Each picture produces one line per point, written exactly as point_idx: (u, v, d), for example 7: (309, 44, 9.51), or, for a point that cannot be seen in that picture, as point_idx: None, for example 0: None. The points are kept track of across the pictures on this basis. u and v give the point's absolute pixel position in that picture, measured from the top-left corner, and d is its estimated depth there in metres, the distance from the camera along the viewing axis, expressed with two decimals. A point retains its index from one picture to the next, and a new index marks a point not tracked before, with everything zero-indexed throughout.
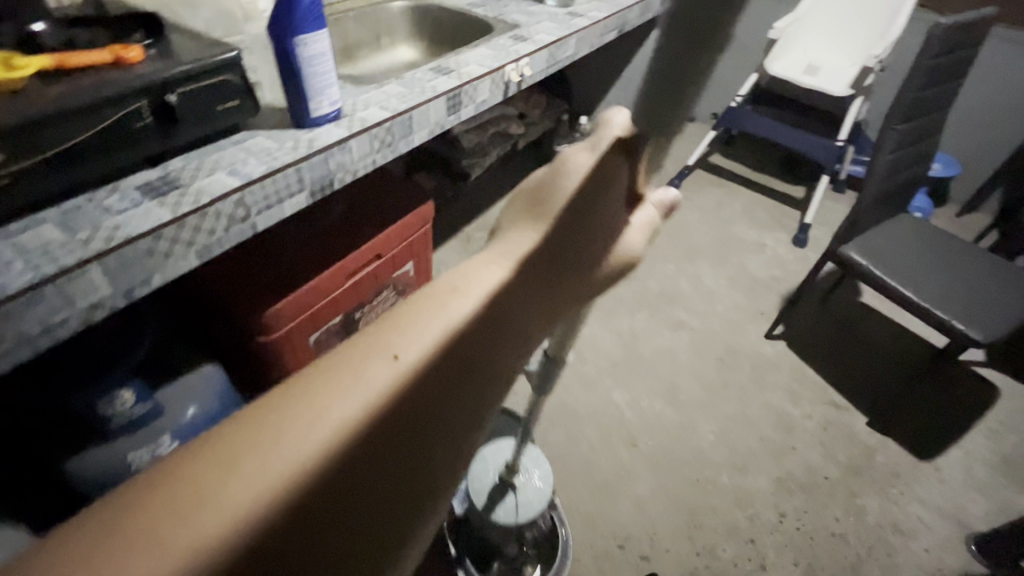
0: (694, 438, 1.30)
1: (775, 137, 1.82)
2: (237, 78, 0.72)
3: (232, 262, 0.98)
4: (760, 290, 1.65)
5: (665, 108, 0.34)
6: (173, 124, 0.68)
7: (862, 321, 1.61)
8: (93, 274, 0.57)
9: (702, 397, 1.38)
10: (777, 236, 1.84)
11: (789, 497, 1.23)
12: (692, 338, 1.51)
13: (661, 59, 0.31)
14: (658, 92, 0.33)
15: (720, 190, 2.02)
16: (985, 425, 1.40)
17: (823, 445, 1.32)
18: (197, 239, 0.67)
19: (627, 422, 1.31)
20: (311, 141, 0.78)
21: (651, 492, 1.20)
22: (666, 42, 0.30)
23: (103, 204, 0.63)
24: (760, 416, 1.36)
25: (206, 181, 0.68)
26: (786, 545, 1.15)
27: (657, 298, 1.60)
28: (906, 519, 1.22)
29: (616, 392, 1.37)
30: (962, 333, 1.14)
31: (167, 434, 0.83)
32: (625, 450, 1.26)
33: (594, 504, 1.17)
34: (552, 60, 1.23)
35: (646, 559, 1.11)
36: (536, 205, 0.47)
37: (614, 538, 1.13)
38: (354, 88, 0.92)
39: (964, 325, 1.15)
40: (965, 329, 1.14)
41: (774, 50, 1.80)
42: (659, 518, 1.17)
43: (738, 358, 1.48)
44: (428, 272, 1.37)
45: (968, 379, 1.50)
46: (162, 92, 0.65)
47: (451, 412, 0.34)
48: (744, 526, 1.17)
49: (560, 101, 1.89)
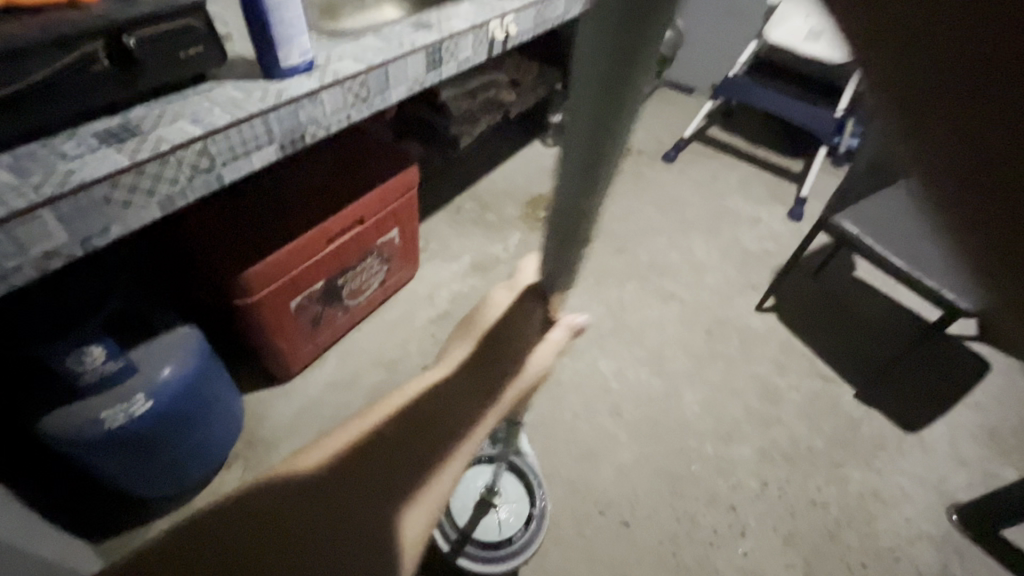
0: (679, 408, 1.30)
1: (773, 106, 1.77)
2: (201, 25, 0.69)
3: (212, 225, 0.96)
4: (752, 262, 1.63)
5: (584, 141, 0.31)
6: (132, 70, 0.65)
7: (855, 299, 1.58)
8: (45, 220, 0.56)
9: (689, 367, 1.37)
10: (773, 209, 1.81)
11: (772, 466, 1.23)
12: (681, 309, 1.50)
13: (597, 51, 0.25)
14: (592, 99, 0.28)
15: (715, 162, 1.98)
16: (974, 399, 1.39)
17: (809, 416, 1.32)
18: (157, 188, 0.65)
19: (611, 391, 1.31)
20: (280, 92, 0.76)
21: (634, 459, 1.21)
22: (598, 32, 0.24)
23: (58, 149, 0.62)
24: (746, 386, 1.36)
25: (165, 128, 0.66)
26: (767, 512, 1.16)
27: (647, 269, 1.58)
28: (888, 488, 1.22)
29: (602, 361, 1.36)
30: (952, 303, 1.13)
31: (141, 392, 0.81)
32: (608, 419, 1.26)
33: (576, 471, 1.18)
34: (540, 19, 1.19)
35: (626, 525, 1.11)
36: (469, 328, 0.61)
37: (595, 503, 1.14)
38: (330, 41, 0.89)
39: (954, 295, 1.14)
40: (956, 299, 1.13)
41: (774, 17, 1.75)
42: (640, 485, 1.17)
43: (726, 329, 1.47)
44: (414, 241, 1.35)
45: (959, 353, 1.49)
46: (118, 35, 0.62)
47: (371, 489, 0.47)
48: (725, 493, 1.18)
49: (553, 69, 1.84)
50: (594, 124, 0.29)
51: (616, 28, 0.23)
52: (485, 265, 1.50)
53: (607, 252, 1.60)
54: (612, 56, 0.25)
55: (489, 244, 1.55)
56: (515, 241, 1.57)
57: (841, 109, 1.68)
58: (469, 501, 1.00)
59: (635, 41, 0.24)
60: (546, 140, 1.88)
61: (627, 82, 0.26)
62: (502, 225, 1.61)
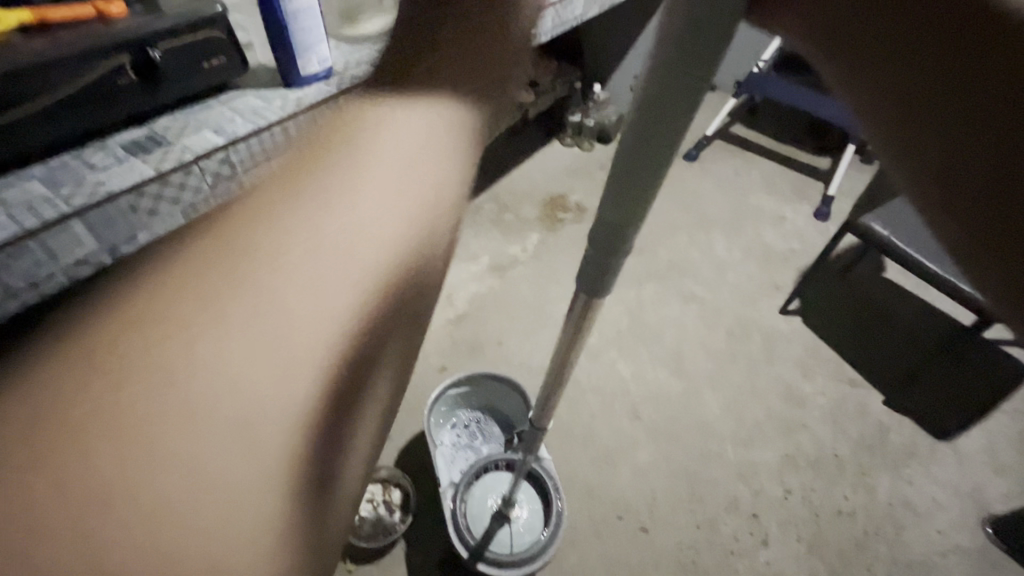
0: (699, 411, 1.28)
1: (798, 102, 1.72)
2: (224, 36, 0.71)
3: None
4: (776, 263, 1.59)
5: (643, 148, 0.35)
6: (158, 82, 0.67)
7: (883, 301, 1.53)
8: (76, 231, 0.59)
9: (711, 371, 1.35)
10: (798, 207, 1.76)
11: (795, 472, 1.20)
12: (702, 310, 1.47)
13: (661, 62, 0.30)
14: (651, 109, 0.32)
15: (738, 159, 1.93)
16: (1011, 406, 1.34)
17: (835, 421, 1.28)
18: (182, 197, 0.67)
19: (630, 393, 1.29)
20: (299, 99, 0.77)
21: (653, 463, 1.19)
22: (664, 45, 0.29)
23: (88, 160, 0.64)
24: (769, 390, 1.33)
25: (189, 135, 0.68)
26: (789, 520, 1.13)
27: (667, 269, 1.55)
28: (918, 498, 1.18)
29: (621, 363, 1.34)
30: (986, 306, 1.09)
31: None
32: (627, 422, 1.25)
33: (594, 474, 1.17)
34: (557, 19, 1.18)
35: (644, 530, 1.10)
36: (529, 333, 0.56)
37: (613, 507, 1.13)
38: (348, 47, 0.90)
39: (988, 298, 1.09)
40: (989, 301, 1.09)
41: None
42: (659, 490, 1.16)
43: (749, 331, 1.43)
44: None
45: (995, 358, 1.43)
46: (144, 48, 0.64)
47: None
48: (746, 500, 1.16)
49: (572, 66, 1.82)
50: (650, 127, 0.33)
51: (682, 43, 0.28)
52: (502, 266, 1.50)
53: None
54: (676, 64, 0.29)
55: (507, 245, 1.55)
56: (532, 242, 1.56)
57: None
58: (486, 510, 1.01)
59: (694, 56, 0.28)
60: (565, 139, 1.87)
61: (685, 97, 0.31)
62: (519, 225, 1.60)
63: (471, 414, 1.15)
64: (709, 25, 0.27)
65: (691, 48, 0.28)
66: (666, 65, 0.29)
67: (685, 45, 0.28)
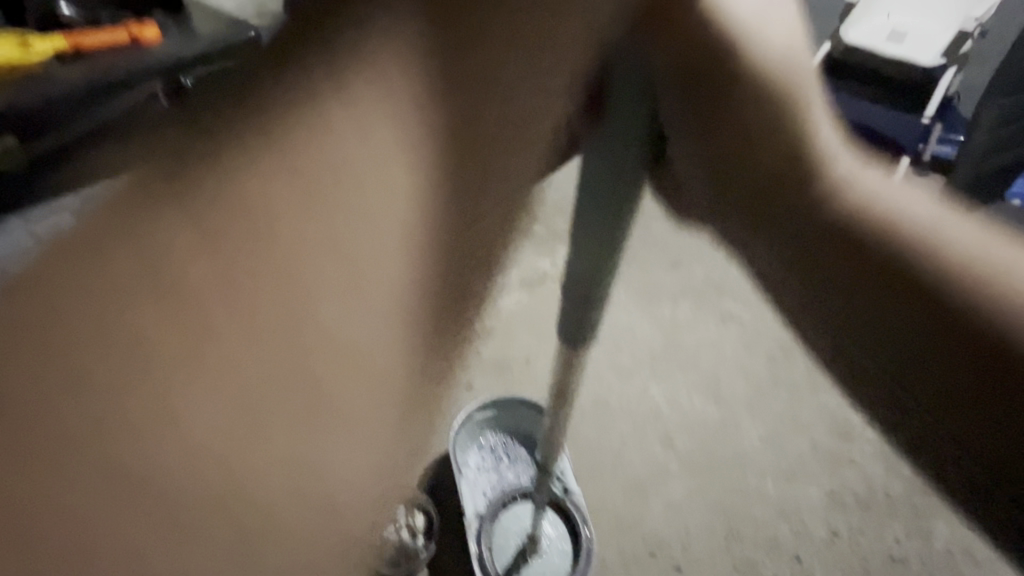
0: (737, 440, 1.21)
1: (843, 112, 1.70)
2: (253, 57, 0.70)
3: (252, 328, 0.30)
4: None
5: (605, 232, 0.50)
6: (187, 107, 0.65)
7: None
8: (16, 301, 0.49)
9: (749, 396, 1.28)
10: None
11: (842, 512, 1.13)
12: (740, 330, 1.39)
13: (597, 200, 0.48)
14: (602, 221, 0.50)
15: None
16: None
17: (886, 458, 1.19)
18: None
19: (664, 420, 1.23)
20: None
21: (686, 496, 1.13)
22: (596, 183, 0.47)
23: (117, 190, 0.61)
24: (814, 421, 1.24)
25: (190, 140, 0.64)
26: (836, 564, 1.07)
27: (704, 286, 1.46)
28: (980, 546, 1.11)
29: (654, 387, 1.28)
30: None
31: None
32: (659, 449, 1.19)
33: (625, 506, 1.12)
34: None
35: (677, 568, 1.06)
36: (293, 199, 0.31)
37: (645, 543, 1.08)
38: None
39: None
40: None
41: (851, 17, 1.73)
42: (693, 525, 1.10)
43: (792, 355, 1.34)
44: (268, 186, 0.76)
45: None
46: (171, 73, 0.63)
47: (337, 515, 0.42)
48: (789, 540, 1.09)
49: None
50: (609, 215, 0.49)
51: (604, 190, 0.47)
52: (531, 280, 1.40)
53: (663, 266, 1.48)
54: (611, 193, 0.47)
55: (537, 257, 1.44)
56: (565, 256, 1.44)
57: (928, 118, 1.67)
58: (511, 543, 0.98)
59: (618, 199, 0.48)
60: None
61: (615, 205, 0.48)
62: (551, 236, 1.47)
63: (499, 436, 1.09)
64: (619, 183, 0.46)
65: (612, 189, 0.47)
66: (599, 211, 0.49)
67: (609, 189, 0.47)
